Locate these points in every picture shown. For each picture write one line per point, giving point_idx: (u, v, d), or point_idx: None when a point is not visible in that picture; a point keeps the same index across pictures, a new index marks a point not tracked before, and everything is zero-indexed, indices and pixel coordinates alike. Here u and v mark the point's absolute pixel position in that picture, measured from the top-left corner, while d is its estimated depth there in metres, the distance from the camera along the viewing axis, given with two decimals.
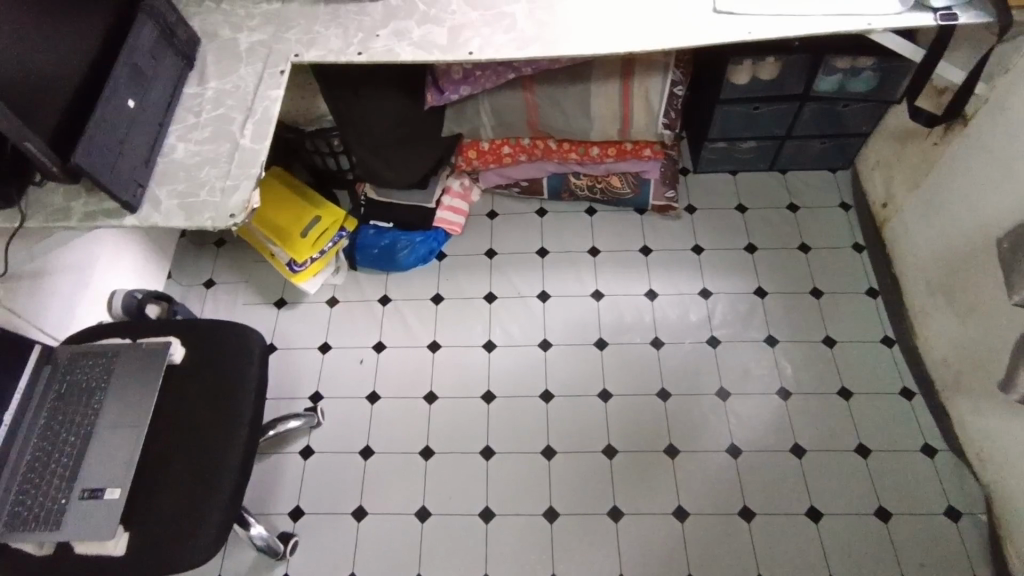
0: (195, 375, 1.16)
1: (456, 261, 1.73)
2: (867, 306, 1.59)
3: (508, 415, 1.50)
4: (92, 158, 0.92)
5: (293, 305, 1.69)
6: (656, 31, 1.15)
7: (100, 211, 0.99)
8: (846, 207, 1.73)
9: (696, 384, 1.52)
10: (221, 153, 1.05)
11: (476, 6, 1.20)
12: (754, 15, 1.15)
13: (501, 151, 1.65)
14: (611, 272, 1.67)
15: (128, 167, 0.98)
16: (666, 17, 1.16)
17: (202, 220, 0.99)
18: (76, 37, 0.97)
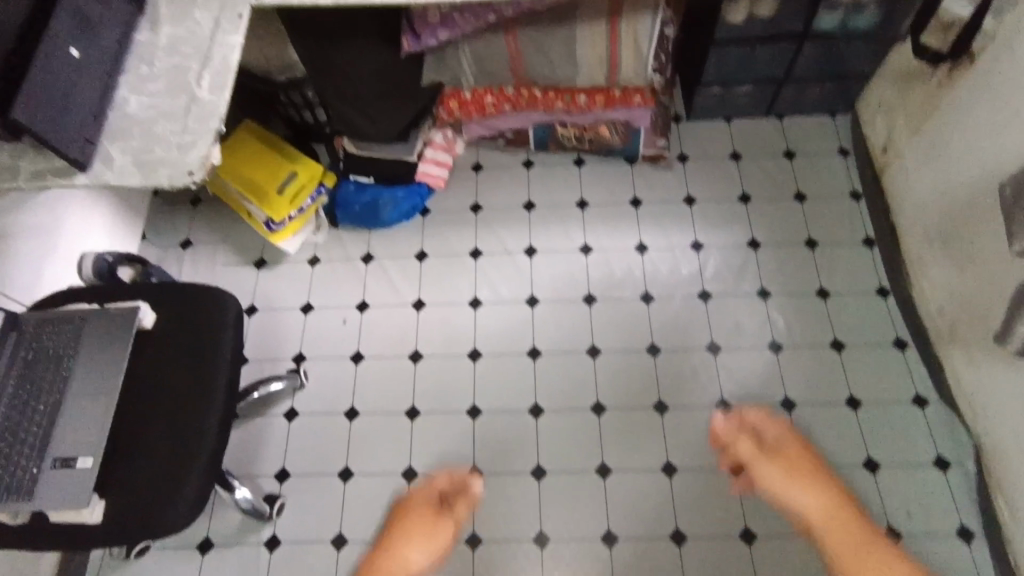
0: (167, 340, 1.15)
1: (440, 217, 1.68)
2: (862, 255, 1.55)
3: (494, 374, 1.47)
4: (34, 112, 0.86)
5: (273, 265, 1.65)
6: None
7: (50, 172, 0.93)
8: (844, 152, 1.67)
9: (688, 337, 1.48)
10: (176, 106, 0.98)
11: None
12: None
13: (484, 101, 1.57)
14: (600, 225, 1.62)
15: (76, 124, 0.91)
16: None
17: (159, 177, 0.94)
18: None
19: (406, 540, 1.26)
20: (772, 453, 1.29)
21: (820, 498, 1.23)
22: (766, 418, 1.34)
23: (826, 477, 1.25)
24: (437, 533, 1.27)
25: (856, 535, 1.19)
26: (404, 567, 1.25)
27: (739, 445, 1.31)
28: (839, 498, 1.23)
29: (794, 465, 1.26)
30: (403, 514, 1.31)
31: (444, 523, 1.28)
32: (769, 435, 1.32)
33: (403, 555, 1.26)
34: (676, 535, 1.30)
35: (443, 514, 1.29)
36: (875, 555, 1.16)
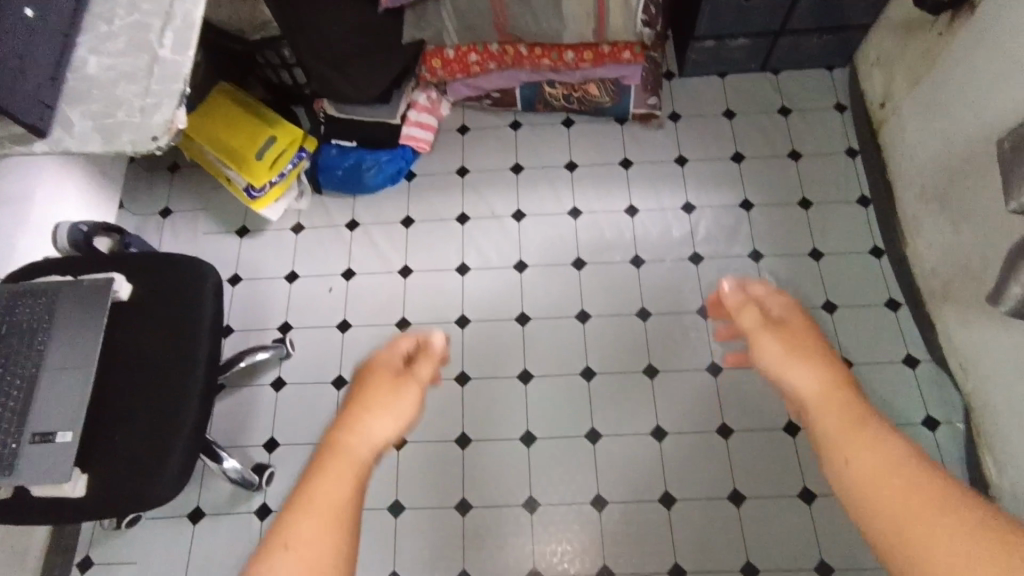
0: (145, 312, 1.12)
1: (426, 181, 1.64)
2: (857, 215, 1.52)
3: (483, 340, 1.46)
4: None
5: (256, 233, 1.61)
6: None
7: (8, 138, 0.89)
8: (841, 108, 1.62)
9: (679, 301, 1.46)
10: (138, 67, 0.93)
11: None
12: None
13: (467, 59, 1.52)
14: (589, 187, 1.59)
15: (30, 86, 0.87)
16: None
17: (122, 143, 0.89)
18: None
19: (370, 400, 0.83)
20: (774, 326, 0.85)
21: (817, 375, 0.77)
22: (774, 287, 0.93)
23: (822, 346, 0.81)
24: (403, 394, 0.85)
25: (849, 414, 0.72)
26: (367, 433, 0.81)
27: (741, 314, 0.90)
28: (843, 374, 0.77)
29: (795, 335, 0.82)
30: (366, 374, 0.86)
31: (409, 380, 0.87)
32: (773, 307, 0.91)
33: (367, 417, 0.82)
34: (664, 497, 1.30)
35: (406, 370, 0.88)
36: (871, 422, 0.71)
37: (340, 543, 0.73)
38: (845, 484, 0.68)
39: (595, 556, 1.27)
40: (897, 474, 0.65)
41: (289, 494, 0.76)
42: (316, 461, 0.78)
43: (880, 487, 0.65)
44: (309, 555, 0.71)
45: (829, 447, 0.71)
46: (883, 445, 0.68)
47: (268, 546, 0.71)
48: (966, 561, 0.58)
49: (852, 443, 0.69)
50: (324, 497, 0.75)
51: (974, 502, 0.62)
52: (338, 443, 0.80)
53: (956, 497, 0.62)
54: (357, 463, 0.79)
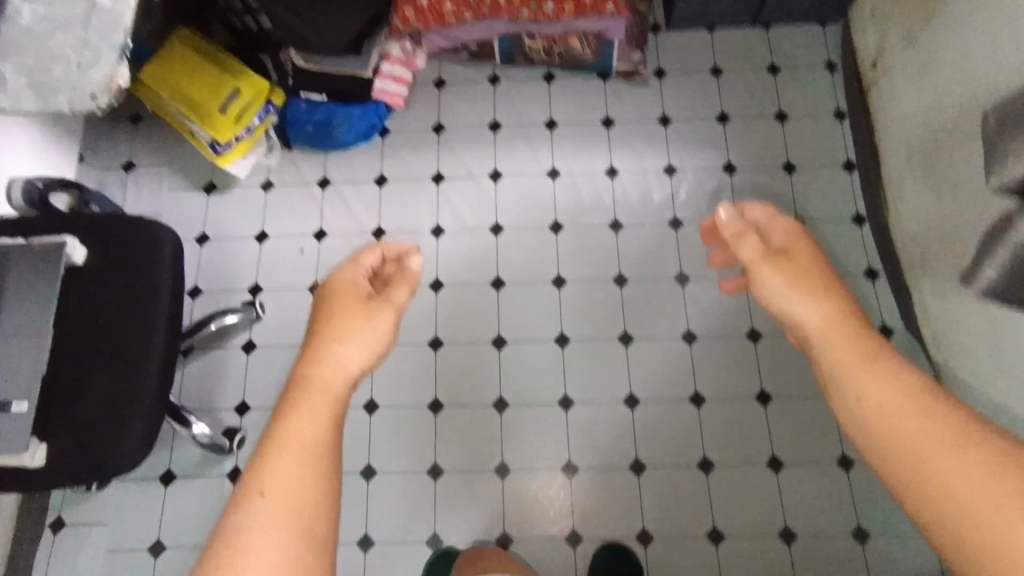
0: (103, 276, 1.08)
1: (401, 138, 1.57)
2: (841, 180, 1.49)
3: (457, 305, 1.43)
4: None
5: (224, 191, 1.56)
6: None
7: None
8: (832, 67, 1.57)
9: (657, 267, 1.43)
10: (74, 17, 0.85)
11: None
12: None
13: (442, 8, 1.43)
14: (569, 147, 1.53)
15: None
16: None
17: (58, 104, 0.83)
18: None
19: (340, 329, 0.82)
20: (778, 255, 0.82)
21: (812, 309, 0.76)
22: (777, 212, 0.89)
23: (827, 277, 0.79)
24: (375, 320, 0.84)
25: (857, 346, 0.71)
26: (338, 364, 0.80)
27: (743, 242, 0.86)
28: (849, 308, 0.76)
29: (798, 267, 0.80)
30: (332, 300, 0.85)
31: (382, 307, 0.85)
32: (776, 236, 0.87)
33: (338, 347, 0.81)
34: (635, 465, 1.31)
35: (376, 297, 0.86)
36: (879, 357, 0.69)
37: (315, 478, 0.71)
38: (854, 416, 0.67)
39: (564, 521, 1.29)
40: (908, 405, 0.64)
41: (262, 434, 0.74)
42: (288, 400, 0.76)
43: (889, 418, 0.64)
44: (286, 499, 0.68)
45: (835, 380, 0.70)
46: (891, 378, 0.67)
47: (244, 490, 0.69)
48: (983, 489, 0.56)
49: (860, 378, 0.68)
50: (299, 433, 0.73)
51: (994, 432, 0.60)
52: (308, 376, 0.78)
53: (974, 427, 0.60)
54: (333, 395, 0.78)
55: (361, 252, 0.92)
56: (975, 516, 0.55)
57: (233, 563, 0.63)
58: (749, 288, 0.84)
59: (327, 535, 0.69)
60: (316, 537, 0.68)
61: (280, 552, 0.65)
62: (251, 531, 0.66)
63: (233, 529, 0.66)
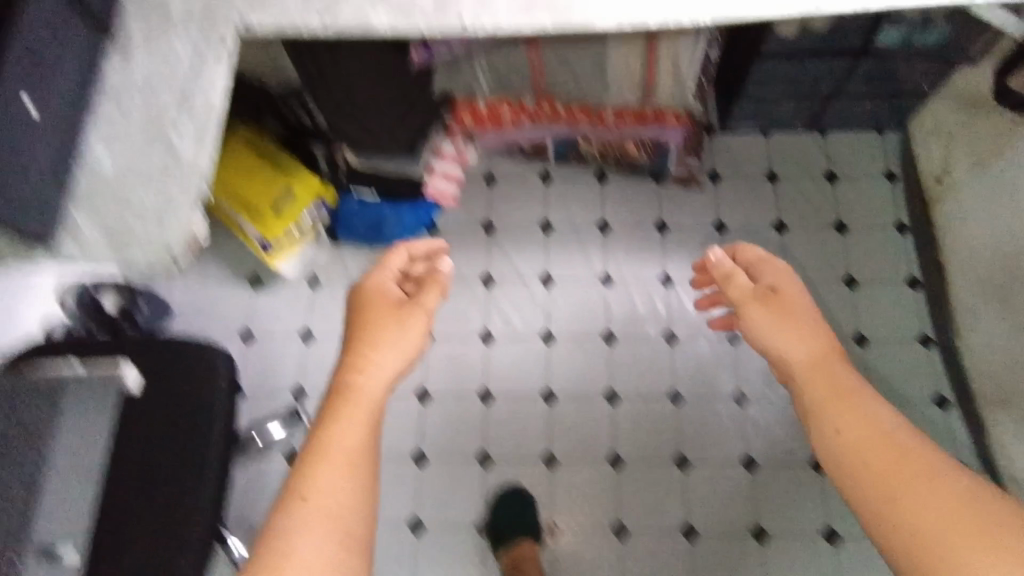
0: (154, 403, 1.06)
1: (451, 237, 1.54)
2: (905, 298, 1.45)
3: (507, 418, 1.40)
4: None
5: (270, 285, 1.53)
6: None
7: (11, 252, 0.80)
8: (891, 177, 1.54)
9: (714, 385, 1.39)
10: (154, 168, 0.85)
11: None
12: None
13: (500, 113, 1.41)
14: (623, 252, 1.51)
15: (37, 199, 0.78)
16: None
17: (134, 257, 0.83)
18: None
19: (373, 333, 0.89)
20: (767, 293, 0.91)
21: (807, 346, 0.85)
22: (766, 254, 0.97)
23: (812, 316, 0.88)
24: (408, 324, 0.90)
25: (834, 383, 0.80)
26: (376, 371, 0.86)
27: (735, 280, 0.95)
28: (833, 345, 0.85)
29: (786, 305, 0.88)
30: (364, 307, 0.92)
31: (413, 310, 0.91)
32: (763, 276, 0.95)
33: (371, 352, 0.87)
34: None
35: (407, 301, 0.93)
36: (861, 397, 0.78)
37: (356, 488, 0.78)
38: (835, 448, 0.75)
39: None
40: (883, 444, 0.73)
41: (303, 444, 0.81)
42: (332, 407, 0.83)
43: (864, 451, 0.73)
44: (327, 504, 0.76)
45: (819, 415, 0.79)
46: (874, 417, 0.75)
47: (289, 496, 0.76)
48: (948, 525, 0.65)
49: (845, 410, 0.77)
50: (341, 441, 0.80)
51: (960, 467, 0.69)
52: (350, 385, 0.85)
53: (946, 464, 0.69)
54: (371, 399, 0.84)
55: (387, 254, 0.99)
56: (937, 546, 0.64)
57: (281, 562, 0.71)
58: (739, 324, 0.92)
59: (364, 537, 0.77)
60: (356, 539, 0.75)
61: (323, 558, 0.72)
62: (295, 535, 0.73)
63: (276, 532, 0.73)
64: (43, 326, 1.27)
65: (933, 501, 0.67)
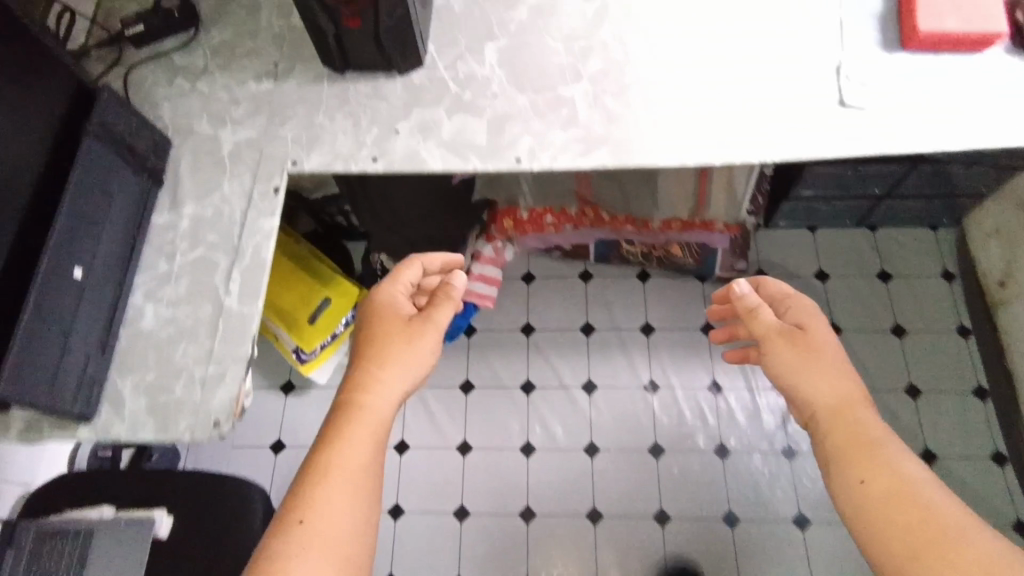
0: (186, 554, 0.99)
1: (489, 340, 1.50)
2: (972, 409, 1.37)
3: (551, 539, 1.32)
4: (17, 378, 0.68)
5: (303, 390, 1.49)
6: (745, 138, 0.88)
7: (48, 424, 0.75)
8: (949, 277, 1.48)
9: (771, 506, 1.31)
10: (199, 322, 0.81)
11: (522, 87, 0.94)
12: (873, 104, 0.87)
13: (542, 221, 1.37)
14: (668, 357, 1.45)
15: (78, 369, 0.74)
16: (764, 103, 0.89)
17: (178, 431, 0.75)
18: (6, 173, 0.72)
19: (382, 354, 0.82)
20: (790, 330, 0.81)
21: (833, 391, 0.76)
22: (794, 288, 0.86)
23: (838, 355, 0.78)
24: (417, 346, 0.83)
25: (852, 435, 0.71)
26: (383, 391, 0.80)
27: (757, 315, 0.84)
28: (855, 390, 0.76)
29: (812, 347, 0.79)
30: (376, 326, 0.85)
31: (423, 329, 0.84)
32: (789, 311, 0.85)
33: (378, 370, 0.81)
34: None
35: (417, 319, 0.85)
36: (886, 447, 0.69)
37: (359, 511, 0.72)
38: (853, 501, 0.67)
39: None
40: (898, 502, 0.65)
41: (305, 461, 0.75)
42: (336, 424, 0.77)
43: (879, 511, 0.65)
44: (325, 526, 0.70)
45: (838, 465, 0.70)
46: (897, 471, 0.67)
47: (283, 518, 0.70)
48: None
49: (866, 461, 0.69)
50: (343, 463, 0.74)
51: (982, 527, 0.61)
52: (355, 403, 0.79)
53: (965, 522, 0.61)
54: (377, 423, 0.79)
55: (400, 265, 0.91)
56: None
57: None
58: (763, 363, 0.82)
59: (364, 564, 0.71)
60: (355, 561, 0.70)
61: None
62: (289, 558, 0.67)
63: (270, 559, 0.67)
64: (72, 450, 1.26)
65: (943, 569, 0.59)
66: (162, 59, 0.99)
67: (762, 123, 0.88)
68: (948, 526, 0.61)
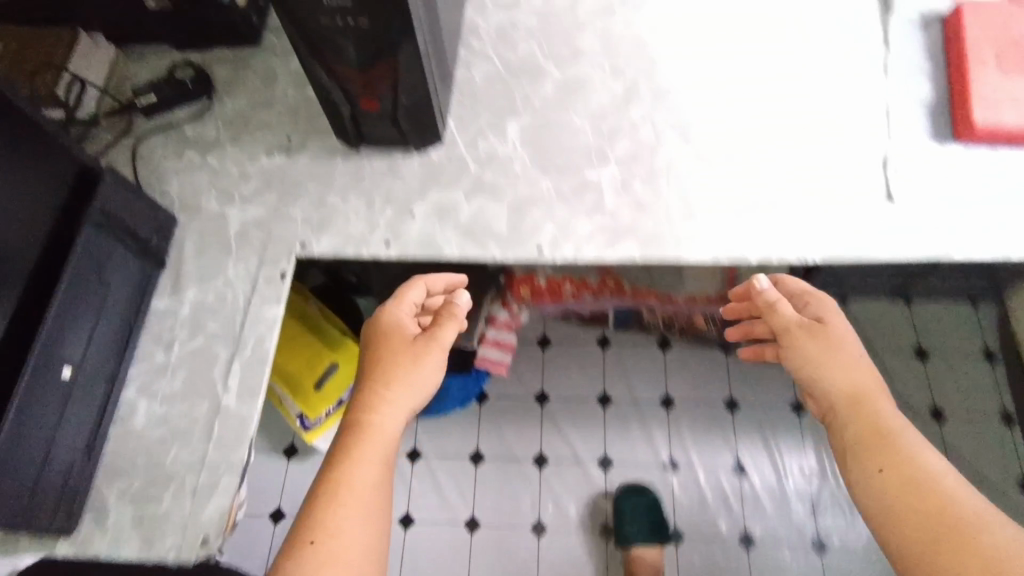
0: None
1: (501, 408, 1.43)
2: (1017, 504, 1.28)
3: None
4: None
5: (306, 456, 1.42)
6: (783, 235, 0.82)
7: (27, 539, 0.71)
8: (991, 356, 1.39)
9: None
10: (194, 423, 0.76)
11: (545, 168, 0.89)
12: (922, 204, 0.81)
13: (561, 289, 1.31)
14: (691, 434, 1.37)
15: (60, 479, 0.69)
16: (804, 198, 0.84)
17: (164, 548, 0.70)
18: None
19: (387, 373, 0.79)
20: (811, 324, 0.79)
21: (852, 381, 0.75)
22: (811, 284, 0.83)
23: (859, 350, 0.77)
24: (420, 365, 0.80)
25: (874, 428, 0.71)
26: (390, 409, 0.77)
27: (778, 310, 0.81)
28: (876, 383, 0.75)
29: (835, 344, 0.77)
30: (377, 345, 0.82)
31: (427, 347, 0.81)
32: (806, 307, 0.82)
33: (384, 390, 0.78)
34: None
35: (419, 338, 0.82)
36: (906, 439, 0.70)
37: (372, 527, 0.71)
38: (872, 489, 0.68)
39: None
40: (922, 494, 0.65)
41: (313, 480, 0.73)
42: (343, 443, 0.75)
43: (902, 499, 0.66)
44: (339, 546, 0.68)
45: (856, 455, 0.71)
46: (916, 464, 0.68)
47: (295, 539, 0.69)
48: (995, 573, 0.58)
49: (884, 451, 0.69)
50: (352, 482, 0.72)
51: (997, 518, 0.62)
52: (362, 422, 0.76)
53: (982, 515, 0.62)
54: (385, 439, 0.76)
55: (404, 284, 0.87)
56: None
57: None
58: (782, 357, 0.81)
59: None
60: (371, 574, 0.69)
61: None
62: None
63: None
64: None
65: (958, 560, 0.60)
66: (173, 130, 0.96)
67: (801, 219, 0.83)
68: (965, 519, 0.62)
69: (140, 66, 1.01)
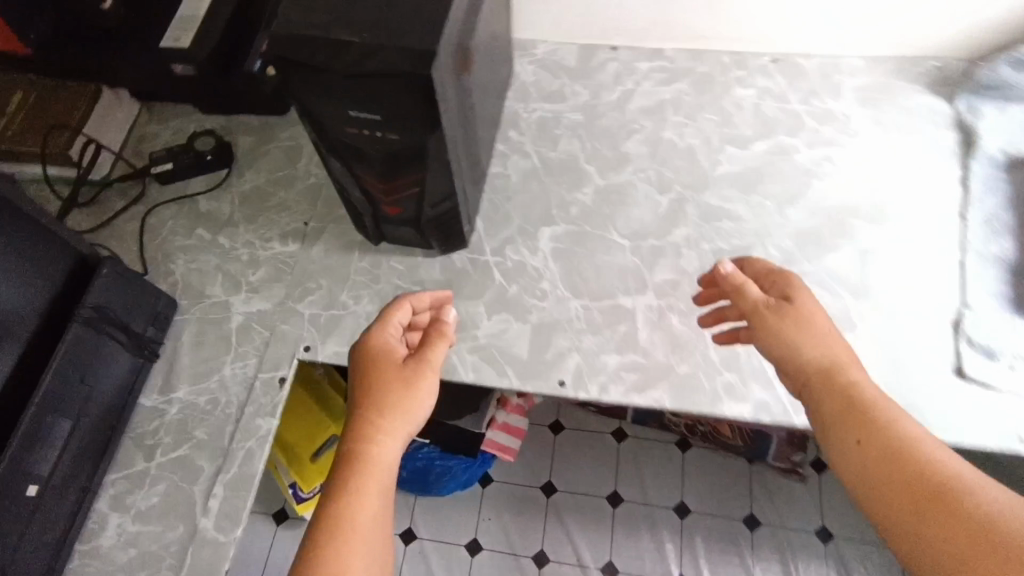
0: None
1: (505, 495, 1.35)
2: None
3: None
4: None
5: (297, 521, 1.36)
6: None
7: None
8: None
9: None
10: (166, 547, 0.70)
11: (577, 288, 0.81)
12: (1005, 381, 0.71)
13: None
14: (704, 549, 1.27)
15: None
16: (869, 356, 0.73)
17: None
18: None
19: (384, 398, 0.63)
20: (778, 303, 0.63)
21: (825, 352, 0.59)
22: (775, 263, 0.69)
23: (831, 324, 0.61)
24: (419, 395, 0.64)
25: (852, 409, 0.54)
26: (395, 440, 0.61)
27: (744, 291, 0.65)
28: (849, 352, 0.59)
29: (804, 321, 0.61)
30: (365, 377, 0.64)
31: (426, 370, 0.66)
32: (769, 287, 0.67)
33: (382, 417, 0.62)
34: None
35: (413, 356, 0.67)
36: (883, 404, 0.53)
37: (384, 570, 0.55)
38: (852, 470, 0.51)
39: None
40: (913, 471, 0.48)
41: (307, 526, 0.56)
42: (341, 479, 0.58)
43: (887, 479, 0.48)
44: None
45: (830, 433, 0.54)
46: (892, 427, 0.51)
47: None
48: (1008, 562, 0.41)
49: (857, 421, 0.53)
50: (361, 522, 0.56)
51: (994, 481, 0.46)
52: (361, 453, 0.59)
53: (978, 475, 0.46)
54: (390, 471, 0.60)
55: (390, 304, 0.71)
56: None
57: None
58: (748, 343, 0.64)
59: None
60: None
61: None
62: None
63: None
64: None
65: (951, 534, 0.44)
66: (187, 201, 0.91)
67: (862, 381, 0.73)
68: (953, 479, 0.46)
69: (162, 126, 0.98)
